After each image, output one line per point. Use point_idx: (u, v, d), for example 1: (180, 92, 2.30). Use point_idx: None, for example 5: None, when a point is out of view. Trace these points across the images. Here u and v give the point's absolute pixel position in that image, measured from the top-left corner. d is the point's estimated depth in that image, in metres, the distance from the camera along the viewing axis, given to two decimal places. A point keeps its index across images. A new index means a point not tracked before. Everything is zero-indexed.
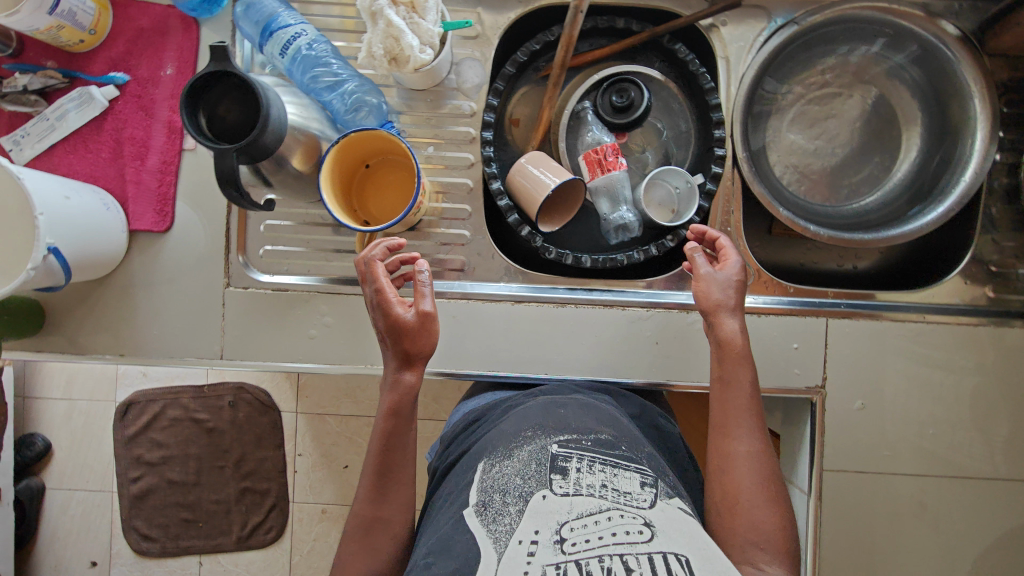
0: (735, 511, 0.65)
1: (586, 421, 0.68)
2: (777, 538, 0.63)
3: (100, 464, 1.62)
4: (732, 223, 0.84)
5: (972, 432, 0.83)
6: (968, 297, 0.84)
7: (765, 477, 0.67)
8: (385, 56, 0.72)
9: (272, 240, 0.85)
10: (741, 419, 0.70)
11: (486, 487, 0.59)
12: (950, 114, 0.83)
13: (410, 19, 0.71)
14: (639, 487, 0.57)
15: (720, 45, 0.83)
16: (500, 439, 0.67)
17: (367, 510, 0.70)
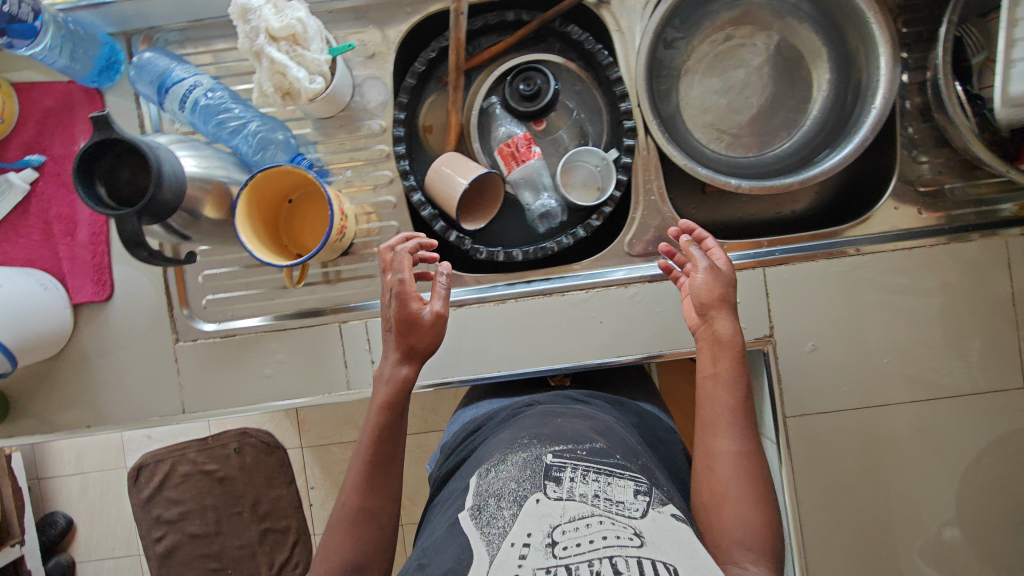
0: (722, 510, 0.61)
1: (580, 428, 0.66)
2: (762, 538, 0.59)
3: (123, 529, 1.66)
4: (654, 190, 0.84)
5: (926, 354, 0.83)
6: (902, 222, 0.84)
7: (754, 481, 0.62)
8: (277, 92, 0.73)
9: (212, 289, 0.86)
10: (730, 417, 0.66)
11: (480, 491, 0.57)
12: (851, 45, 0.83)
13: (295, 52, 0.72)
14: (633, 495, 0.54)
15: (611, 19, 0.83)
16: (499, 446, 0.66)
17: (355, 500, 0.65)
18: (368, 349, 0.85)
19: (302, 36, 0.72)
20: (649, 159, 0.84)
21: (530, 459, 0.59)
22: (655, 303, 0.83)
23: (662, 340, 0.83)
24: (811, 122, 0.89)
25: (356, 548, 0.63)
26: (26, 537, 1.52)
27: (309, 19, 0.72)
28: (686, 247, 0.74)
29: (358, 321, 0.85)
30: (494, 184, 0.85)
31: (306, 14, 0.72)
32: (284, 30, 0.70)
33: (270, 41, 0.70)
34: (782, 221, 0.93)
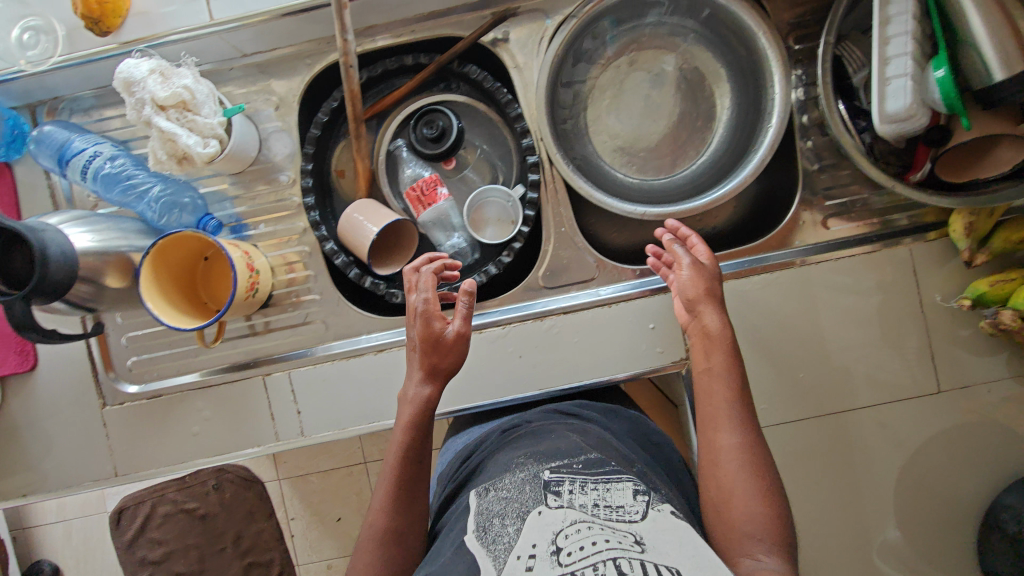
0: (730, 505, 0.62)
1: (574, 442, 0.69)
2: (772, 528, 0.59)
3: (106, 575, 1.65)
4: (564, 222, 0.85)
5: (846, 366, 0.83)
6: (811, 236, 0.84)
7: (758, 474, 0.62)
8: (171, 158, 0.73)
9: (137, 350, 0.87)
10: (729, 412, 0.66)
11: (482, 512, 0.60)
12: (747, 65, 0.84)
13: (186, 118, 0.73)
14: (632, 498, 0.57)
15: (508, 56, 0.84)
16: (497, 469, 0.68)
17: (387, 521, 0.65)
18: (293, 399, 0.86)
19: (191, 101, 0.72)
20: (558, 190, 0.85)
21: (529, 476, 0.62)
22: (570, 334, 0.83)
23: (581, 370, 0.83)
24: (718, 141, 0.90)
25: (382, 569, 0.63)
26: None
27: (197, 84, 0.73)
28: (671, 247, 0.78)
29: (282, 373, 0.86)
30: (407, 230, 0.84)
31: (193, 80, 0.72)
32: (171, 98, 0.71)
33: (159, 110, 0.71)
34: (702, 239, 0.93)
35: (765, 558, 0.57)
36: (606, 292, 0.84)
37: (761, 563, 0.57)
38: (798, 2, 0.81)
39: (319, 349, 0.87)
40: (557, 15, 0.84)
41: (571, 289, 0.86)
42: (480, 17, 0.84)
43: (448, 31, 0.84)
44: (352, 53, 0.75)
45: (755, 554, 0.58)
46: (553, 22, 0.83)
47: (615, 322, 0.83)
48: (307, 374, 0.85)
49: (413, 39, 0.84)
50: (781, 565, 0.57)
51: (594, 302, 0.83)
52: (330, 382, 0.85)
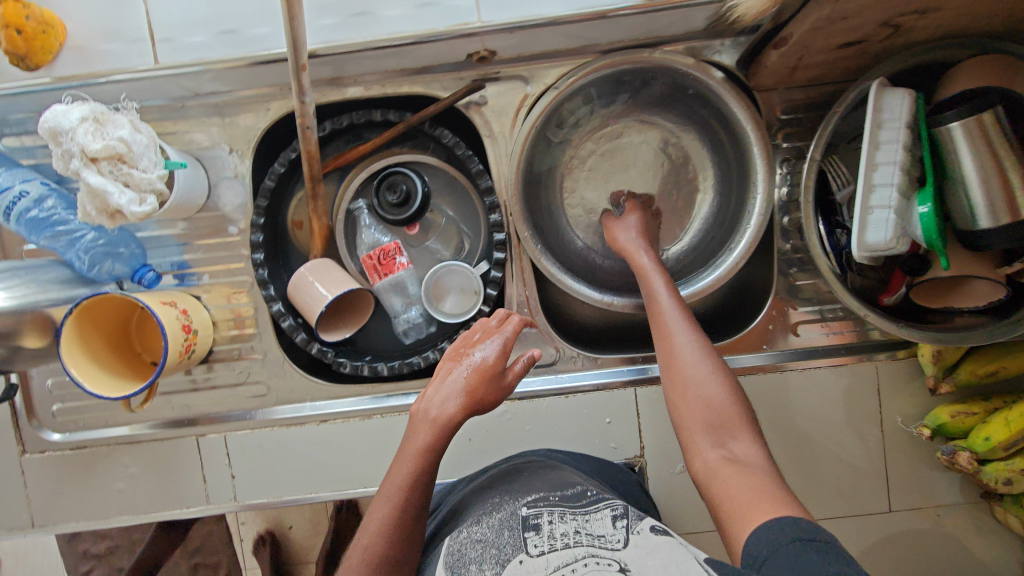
0: (688, 399, 0.60)
1: (556, 478, 0.68)
2: (732, 415, 0.58)
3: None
4: (528, 303, 0.81)
5: (806, 478, 0.80)
6: (781, 342, 0.80)
7: (708, 373, 0.61)
8: (101, 214, 0.67)
9: (63, 397, 0.82)
10: (670, 324, 0.65)
11: (455, 558, 0.58)
12: (734, 156, 0.80)
13: (120, 172, 0.66)
14: (612, 527, 0.57)
15: (483, 123, 0.79)
16: (474, 510, 0.67)
17: (384, 546, 0.56)
18: (228, 463, 0.81)
19: (127, 154, 0.66)
20: (524, 270, 0.81)
21: (507, 516, 0.61)
22: (524, 421, 0.80)
23: None
24: (696, 228, 0.86)
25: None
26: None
27: (133, 133, 0.66)
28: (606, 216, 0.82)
29: (218, 435, 0.82)
30: (362, 296, 0.82)
31: (129, 131, 0.66)
32: (103, 151, 0.65)
33: (88, 163, 0.65)
34: None
35: (730, 444, 0.56)
36: (564, 380, 0.81)
37: (730, 449, 0.56)
38: (792, 98, 0.77)
39: (259, 413, 0.83)
40: (539, 84, 0.78)
41: (529, 372, 0.81)
42: (457, 78, 0.78)
43: (419, 89, 0.78)
44: (310, 115, 0.69)
45: (722, 441, 0.57)
46: (534, 91, 0.78)
47: (570, 413, 0.80)
48: (245, 438, 0.81)
49: (382, 94, 0.78)
50: (745, 444, 0.56)
51: (550, 390, 0.80)
52: (268, 449, 0.81)
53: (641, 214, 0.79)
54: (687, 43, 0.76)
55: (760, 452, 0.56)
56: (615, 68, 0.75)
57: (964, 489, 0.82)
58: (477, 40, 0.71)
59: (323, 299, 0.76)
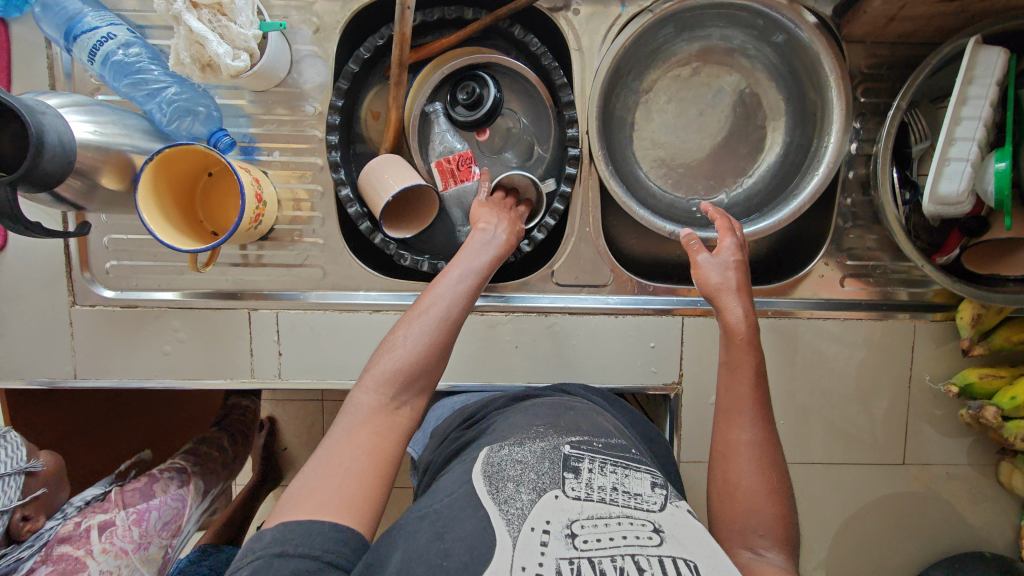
0: (735, 503, 0.59)
1: (597, 423, 0.64)
2: (777, 532, 0.56)
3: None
4: (591, 224, 0.83)
5: (822, 417, 0.86)
6: (825, 291, 0.85)
7: (765, 475, 0.59)
8: (194, 63, 0.67)
9: (117, 254, 0.82)
10: (743, 409, 0.63)
11: (492, 466, 0.55)
12: (809, 105, 0.82)
13: (218, 23, 0.66)
14: (649, 489, 0.54)
15: (572, 36, 0.79)
16: (512, 427, 0.63)
17: (454, 315, 0.62)
18: (276, 340, 0.83)
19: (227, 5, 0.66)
20: (591, 191, 0.82)
21: (549, 448, 0.57)
22: (571, 335, 0.82)
23: (573, 373, 0.83)
24: (758, 174, 0.87)
25: (431, 367, 0.59)
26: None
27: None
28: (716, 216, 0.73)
29: (269, 312, 0.82)
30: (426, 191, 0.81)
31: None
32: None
33: (190, 7, 0.64)
34: None
35: (770, 556, 0.55)
36: (615, 302, 0.83)
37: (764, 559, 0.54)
38: (877, 54, 0.79)
39: (313, 295, 0.84)
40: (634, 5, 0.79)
41: (582, 290, 0.84)
42: None
43: None
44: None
45: (755, 550, 0.55)
46: (628, 12, 0.79)
47: (617, 333, 0.82)
48: (295, 317, 0.82)
49: None
50: (784, 560, 0.54)
51: (602, 309, 0.82)
52: (318, 331, 0.82)
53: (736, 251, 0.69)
54: None
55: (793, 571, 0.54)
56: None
57: (962, 449, 0.89)
58: None
59: (390, 189, 0.76)
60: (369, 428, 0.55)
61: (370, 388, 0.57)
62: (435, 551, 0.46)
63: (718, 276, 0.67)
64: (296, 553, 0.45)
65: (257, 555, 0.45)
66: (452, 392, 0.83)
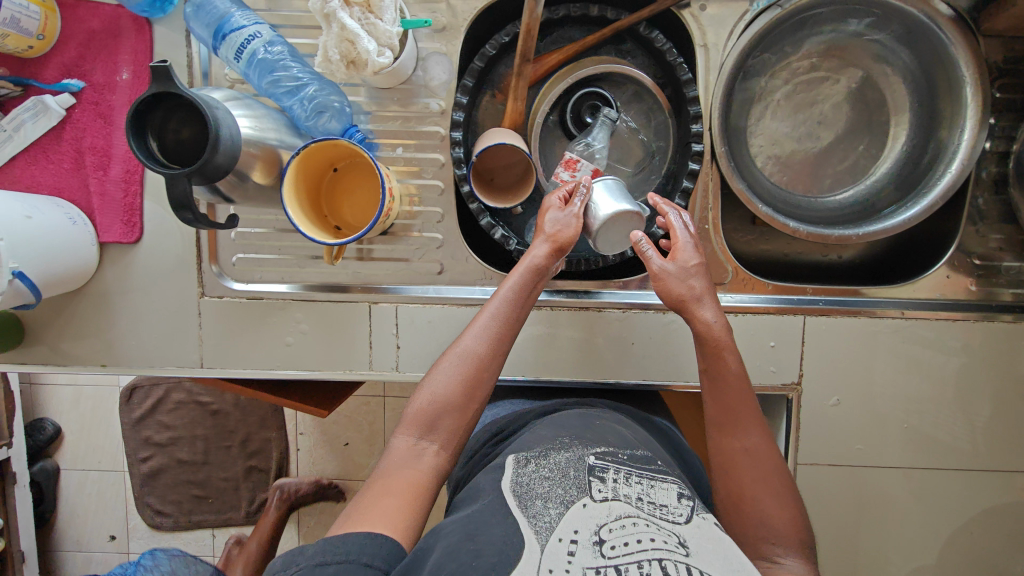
0: (745, 514, 0.61)
1: (621, 434, 0.68)
2: (794, 540, 0.60)
3: (110, 444, 1.61)
4: (709, 220, 0.82)
5: (946, 422, 0.84)
6: (951, 292, 0.82)
7: (773, 480, 0.62)
8: (342, 60, 0.69)
9: (244, 247, 0.84)
10: (738, 415, 0.64)
11: (521, 483, 0.57)
12: (939, 101, 0.80)
13: (366, 21, 0.67)
14: (675, 499, 0.56)
15: (698, 32, 0.79)
16: (537, 439, 0.65)
17: (483, 350, 0.64)
18: (395, 333, 0.84)
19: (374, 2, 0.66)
20: (710, 191, 0.82)
21: (573, 458, 0.59)
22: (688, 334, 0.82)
23: (690, 371, 0.82)
24: (879, 172, 0.86)
25: (458, 406, 0.62)
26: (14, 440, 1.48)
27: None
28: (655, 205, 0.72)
29: (389, 305, 0.84)
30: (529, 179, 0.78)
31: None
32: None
33: (344, 5, 0.66)
34: (825, 266, 0.92)
35: (786, 560, 0.59)
36: (735, 299, 0.82)
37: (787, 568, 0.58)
38: (1016, 48, 0.77)
39: (430, 290, 0.85)
40: None
41: None
42: None
43: None
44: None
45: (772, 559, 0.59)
46: (757, 5, 0.78)
47: (738, 332, 0.81)
48: (415, 312, 0.83)
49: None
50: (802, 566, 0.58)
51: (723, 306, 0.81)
52: (436, 326, 0.84)
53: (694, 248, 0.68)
54: None
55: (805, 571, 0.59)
56: None
57: None
58: None
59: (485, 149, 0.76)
60: (400, 468, 0.58)
61: (405, 428, 0.61)
62: (467, 551, 0.49)
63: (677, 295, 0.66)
64: (333, 561, 0.48)
65: (299, 563, 0.47)
66: (544, 384, 0.84)
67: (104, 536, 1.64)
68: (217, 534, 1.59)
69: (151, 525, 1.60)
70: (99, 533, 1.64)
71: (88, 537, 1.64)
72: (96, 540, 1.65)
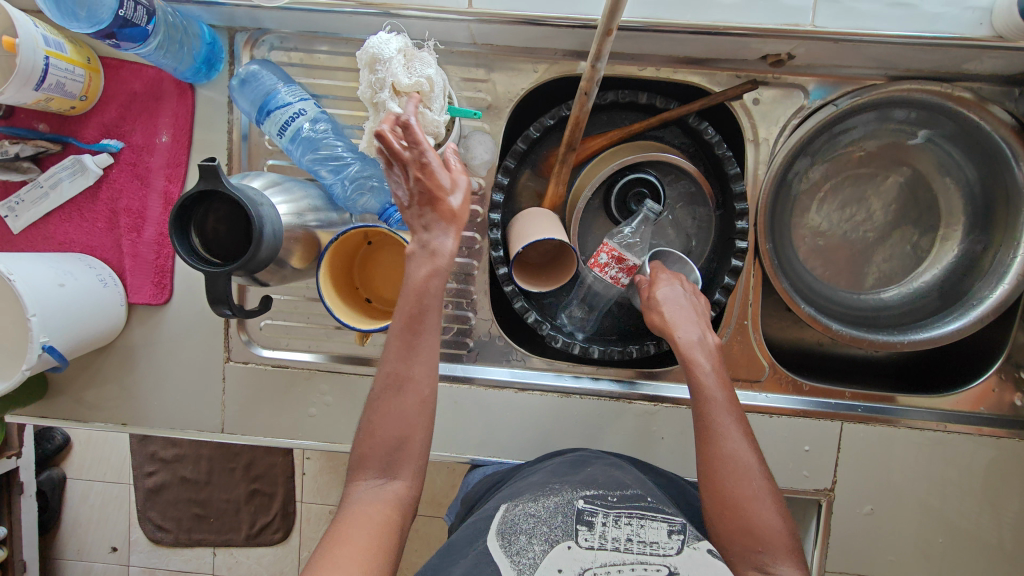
0: (732, 520, 0.58)
1: (612, 473, 0.65)
2: (778, 547, 0.57)
3: (116, 455, 1.43)
4: (749, 316, 0.81)
5: (984, 539, 0.80)
6: (993, 405, 0.80)
7: (759, 485, 0.59)
8: None
9: (272, 314, 0.83)
10: (721, 420, 0.61)
11: (506, 522, 0.57)
12: (995, 211, 0.77)
13: (417, 111, 0.65)
14: (666, 535, 0.54)
15: (749, 126, 0.77)
16: (526, 485, 0.64)
17: (407, 371, 0.56)
18: None
19: (426, 92, 0.64)
20: (750, 287, 0.80)
21: (562, 502, 0.58)
22: None
23: None
24: (926, 275, 0.84)
25: (410, 434, 0.56)
26: (26, 447, 1.27)
27: (435, 67, 0.65)
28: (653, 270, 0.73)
29: None
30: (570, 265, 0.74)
31: (435, 67, 0.64)
32: (411, 87, 0.63)
33: (394, 95, 0.64)
34: (861, 363, 0.90)
35: (776, 569, 0.56)
36: (770, 400, 0.81)
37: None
38: None
39: (457, 368, 0.83)
40: (815, 94, 0.76)
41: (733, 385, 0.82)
42: (734, 75, 0.76)
43: (696, 79, 0.76)
44: (596, 81, 0.65)
45: (765, 570, 0.56)
46: (811, 102, 0.76)
47: (771, 434, 0.79)
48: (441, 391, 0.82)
49: (656, 77, 0.76)
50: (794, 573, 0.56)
51: (757, 407, 0.80)
52: (463, 406, 0.82)
53: (675, 282, 0.70)
54: (977, 85, 0.75)
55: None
56: (909, 95, 0.74)
57: None
58: (788, 44, 0.69)
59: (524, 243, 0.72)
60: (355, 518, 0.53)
61: (356, 476, 0.57)
62: None
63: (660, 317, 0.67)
64: None
65: None
66: None
67: (104, 547, 1.45)
68: (218, 552, 1.41)
69: (151, 540, 1.41)
70: (100, 544, 1.45)
71: (89, 547, 1.45)
72: (96, 551, 1.46)
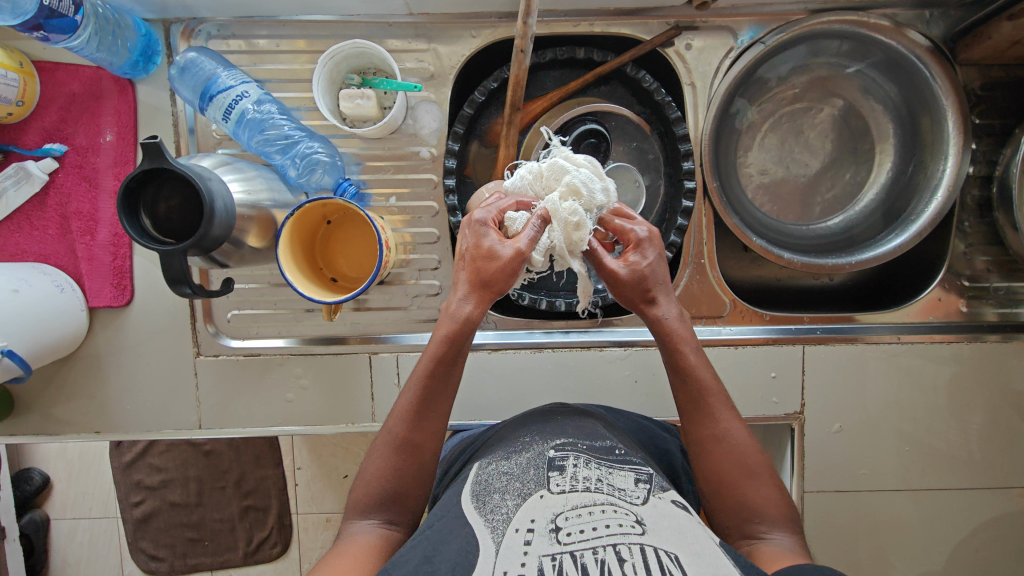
0: (726, 491, 0.58)
1: (586, 425, 0.66)
2: (773, 521, 0.56)
3: (101, 489, 1.38)
4: (705, 255, 0.83)
5: (948, 443, 0.84)
6: (942, 314, 0.84)
7: (753, 464, 0.58)
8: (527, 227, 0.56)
9: (238, 304, 0.83)
10: (710, 403, 0.60)
11: (480, 482, 0.57)
12: (921, 125, 0.81)
13: (568, 209, 0.57)
14: (633, 483, 0.55)
15: (684, 71, 0.80)
16: (499, 442, 0.65)
17: (419, 434, 0.58)
18: (397, 382, 0.83)
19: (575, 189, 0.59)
20: (703, 225, 0.83)
21: (534, 456, 0.59)
22: None
23: None
24: (866, 199, 0.88)
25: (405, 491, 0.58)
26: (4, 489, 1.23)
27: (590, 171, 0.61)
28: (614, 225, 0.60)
29: (390, 355, 0.83)
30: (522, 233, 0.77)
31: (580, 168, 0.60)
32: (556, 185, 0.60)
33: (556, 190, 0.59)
34: (819, 292, 0.93)
35: (773, 536, 0.55)
36: (735, 332, 0.83)
37: (771, 541, 0.55)
38: (991, 75, 0.81)
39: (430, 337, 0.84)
40: (743, 36, 0.79)
41: (698, 322, 0.84)
42: (664, 22, 0.79)
43: (629, 31, 0.79)
44: (529, 38, 0.67)
45: (759, 537, 0.56)
46: (740, 42, 0.79)
47: (739, 365, 0.82)
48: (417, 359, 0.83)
49: (590, 32, 0.79)
50: (790, 539, 0.55)
51: (721, 339, 0.83)
52: None
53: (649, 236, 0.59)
54: (892, 11, 0.79)
55: (798, 548, 0.55)
56: (828, 27, 0.77)
57: None
58: None
59: None
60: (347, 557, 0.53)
61: (363, 514, 0.57)
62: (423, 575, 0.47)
63: (636, 293, 0.59)
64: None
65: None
66: None
67: None
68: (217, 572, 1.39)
69: (146, 570, 1.38)
70: None
71: None
72: None
